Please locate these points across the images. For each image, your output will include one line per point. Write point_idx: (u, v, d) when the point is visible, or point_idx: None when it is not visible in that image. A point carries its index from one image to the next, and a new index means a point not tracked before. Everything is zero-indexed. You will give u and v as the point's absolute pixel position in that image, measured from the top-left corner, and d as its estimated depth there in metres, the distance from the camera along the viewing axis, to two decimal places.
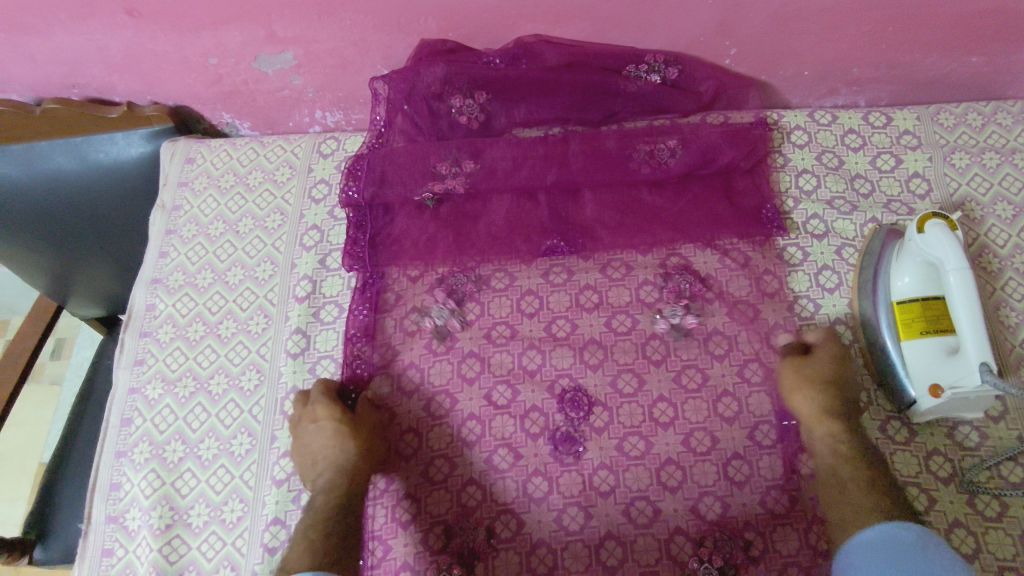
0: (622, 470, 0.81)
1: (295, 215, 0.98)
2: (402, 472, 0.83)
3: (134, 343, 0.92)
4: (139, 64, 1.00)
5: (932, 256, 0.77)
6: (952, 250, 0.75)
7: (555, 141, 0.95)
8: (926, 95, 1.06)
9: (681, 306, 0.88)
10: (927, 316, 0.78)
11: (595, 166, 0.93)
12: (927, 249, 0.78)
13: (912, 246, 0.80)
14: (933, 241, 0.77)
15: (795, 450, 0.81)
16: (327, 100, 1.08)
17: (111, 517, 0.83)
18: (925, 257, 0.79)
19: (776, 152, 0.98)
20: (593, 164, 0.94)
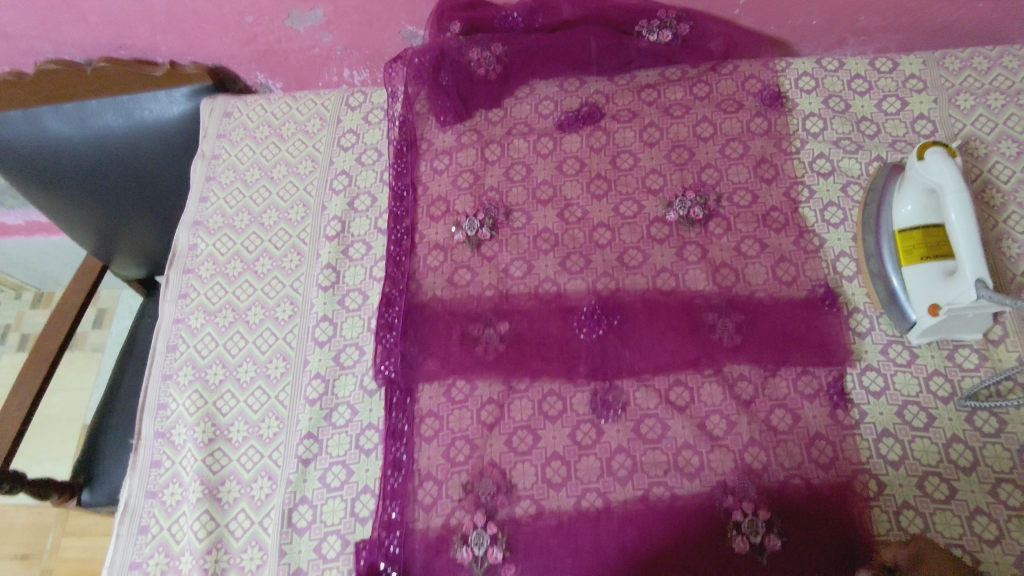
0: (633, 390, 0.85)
1: (325, 162, 1.05)
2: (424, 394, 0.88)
3: (178, 278, 0.99)
4: (181, 24, 1.08)
5: (931, 182, 0.80)
6: (949, 174, 0.78)
7: None
8: (934, 44, 1.08)
9: (761, 515, 0.77)
10: (927, 242, 0.82)
11: None
12: (926, 176, 0.81)
13: (913, 174, 0.83)
14: (933, 168, 0.80)
15: (799, 372, 0.84)
16: (354, 59, 1.15)
17: (159, 433, 0.90)
18: (924, 185, 0.82)
19: (783, 97, 1.01)
20: None
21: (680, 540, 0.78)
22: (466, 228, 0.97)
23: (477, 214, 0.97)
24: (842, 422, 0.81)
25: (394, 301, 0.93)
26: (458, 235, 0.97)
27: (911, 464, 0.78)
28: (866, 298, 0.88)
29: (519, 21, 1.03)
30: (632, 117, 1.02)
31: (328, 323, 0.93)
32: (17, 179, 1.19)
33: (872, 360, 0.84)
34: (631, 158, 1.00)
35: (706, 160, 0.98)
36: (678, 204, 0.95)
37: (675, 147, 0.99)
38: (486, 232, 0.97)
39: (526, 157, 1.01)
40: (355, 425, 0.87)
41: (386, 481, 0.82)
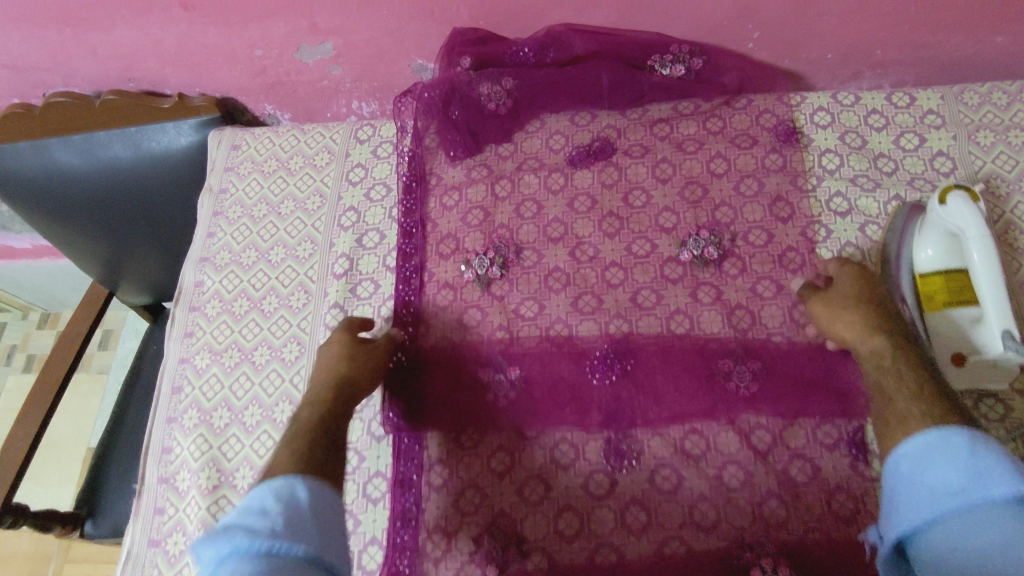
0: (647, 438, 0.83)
1: (333, 197, 1.03)
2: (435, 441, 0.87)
3: (183, 316, 0.98)
4: (190, 57, 1.06)
5: (953, 226, 0.79)
6: (973, 219, 0.78)
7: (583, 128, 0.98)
8: (951, 76, 1.06)
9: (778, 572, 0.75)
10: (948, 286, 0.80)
11: None
12: (947, 219, 0.80)
13: (934, 217, 0.82)
14: (954, 211, 0.79)
15: (818, 420, 0.82)
16: (363, 90, 1.13)
17: (163, 478, 0.88)
18: (946, 228, 0.80)
19: (799, 133, 0.99)
20: None
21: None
22: (476, 267, 0.95)
23: (487, 252, 0.96)
24: (863, 474, 0.79)
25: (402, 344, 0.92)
26: (466, 274, 0.95)
27: None
28: None
29: (530, 57, 1.01)
30: (644, 152, 1.00)
31: None
32: (28, 212, 1.21)
33: None
34: (644, 195, 0.98)
35: (721, 198, 0.96)
36: (692, 243, 0.93)
37: (689, 184, 0.98)
38: (496, 270, 0.95)
39: (537, 193, 1.00)
40: (363, 472, 0.86)
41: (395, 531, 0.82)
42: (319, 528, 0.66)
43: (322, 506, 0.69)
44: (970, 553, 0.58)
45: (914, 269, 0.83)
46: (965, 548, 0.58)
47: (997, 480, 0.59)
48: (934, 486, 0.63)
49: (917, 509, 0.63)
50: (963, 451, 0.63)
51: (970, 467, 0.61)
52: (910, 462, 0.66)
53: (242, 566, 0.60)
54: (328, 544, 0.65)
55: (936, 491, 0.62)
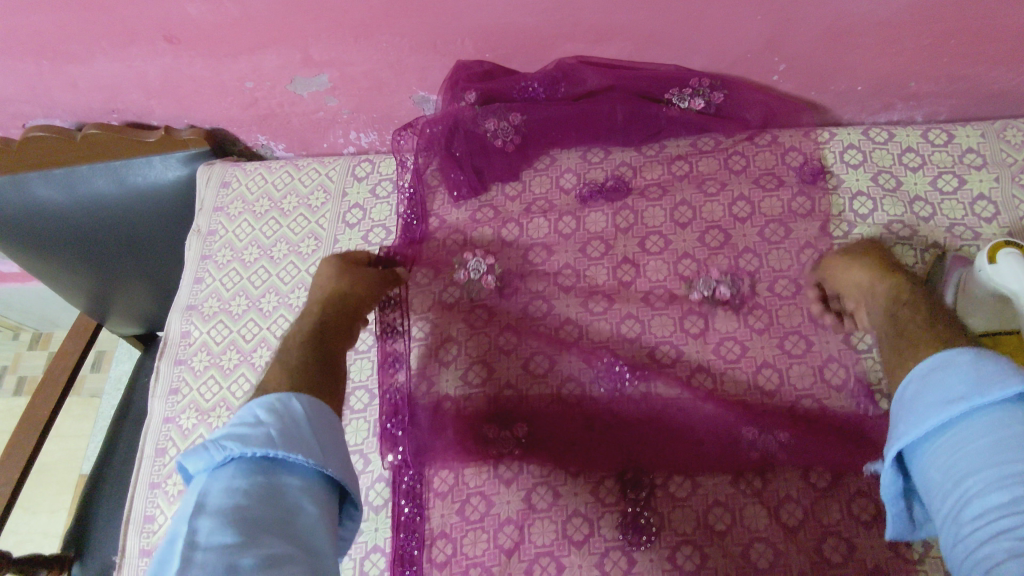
0: (668, 512, 0.77)
1: (329, 240, 0.97)
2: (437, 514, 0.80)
3: (169, 370, 0.92)
4: (177, 89, 1.00)
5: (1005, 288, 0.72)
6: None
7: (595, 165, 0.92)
8: (989, 110, 1.00)
9: None
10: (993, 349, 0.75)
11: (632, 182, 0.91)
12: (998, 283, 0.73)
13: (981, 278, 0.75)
14: (1006, 272, 0.72)
15: (854, 495, 0.76)
16: (361, 122, 1.07)
17: (145, 551, 0.82)
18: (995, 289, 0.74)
19: (827, 173, 0.93)
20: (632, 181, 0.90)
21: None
22: (470, 268, 0.92)
23: (484, 257, 0.92)
24: (904, 557, 0.73)
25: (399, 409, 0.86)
26: (459, 275, 0.92)
27: None
28: None
29: (540, 91, 0.94)
30: (662, 193, 0.94)
31: None
32: (10, 245, 1.16)
33: None
34: (661, 240, 0.91)
35: (745, 244, 0.90)
36: (703, 281, 0.88)
37: (709, 228, 0.91)
38: (490, 277, 0.91)
39: (546, 237, 0.93)
40: (360, 547, 0.82)
41: None
42: (319, 440, 0.61)
43: (318, 419, 0.64)
44: (971, 464, 0.55)
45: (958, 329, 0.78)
46: (968, 457, 0.56)
47: (1000, 382, 0.56)
48: (935, 394, 0.60)
49: (913, 420, 0.60)
50: (964, 365, 0.60)
51: (972, 377, 0.58)
52: (916, 379, 0.63)
53: (240, 479, 0.55)
54: (331, 457, 0.61)
55: (936, 400, 0.59)
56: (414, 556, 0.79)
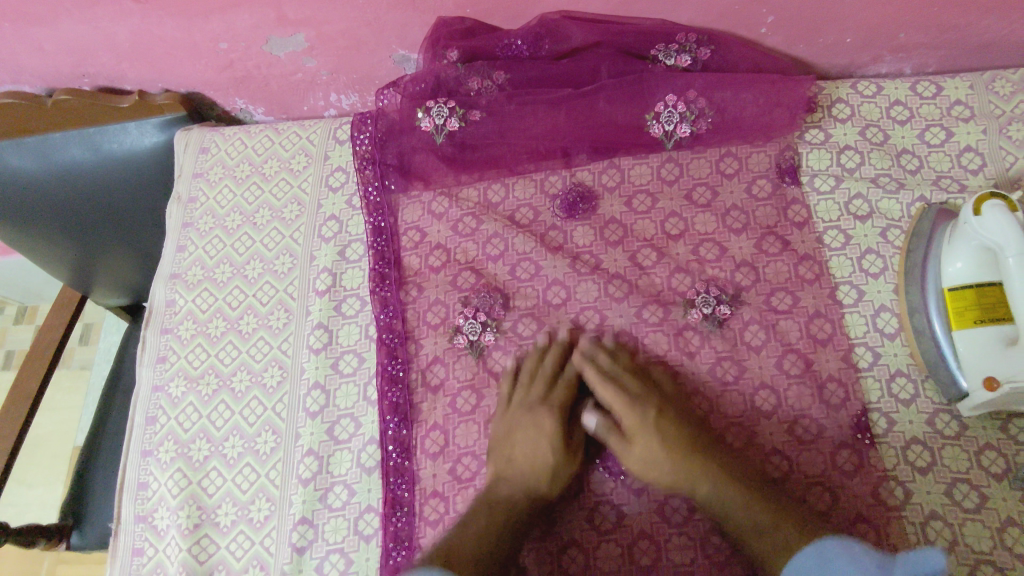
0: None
1: (312, 204, 0.96)
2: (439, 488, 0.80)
3: (155, 339, 0.91)
4: (148, 52, 0.97)
5: (990, 240, 0.72)
6: (1010, 239, 0.70)
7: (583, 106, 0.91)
8: (978, 60, 0.98)
9: None
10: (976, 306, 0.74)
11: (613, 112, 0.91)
12: (983, 235, 0.72)
13: (967, 229, 0.74)
14: (990, 224, 0.72)
15: (837, 445, 0.77)
16: (341, 83, 1.04)
17: (141, 516, 0.83)
18: (980, 242, 0.73)
19: (813, 128, 0.92)
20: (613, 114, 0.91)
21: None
22: (434, 115, 0.91)
23: (447, 101, 0.91)
24: (886, 503, 0.74)
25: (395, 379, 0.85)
26: (424, 123, 0.92)
27: (962, 551, 0.72)
28: (909, 359, 0.80)
29: (524, 49, 0.93)
30: (649, 151, 0.93)
31: (320, 391, 0.85)
32: None
33: (917, 431, 0.77)
34: (648, 198, 0.91)
35: (732, 201, 0.89)
36: (665, 115, 0.91)
37: (696, 186, 0.91)
38: (455, 122, 0.92)
39: (532, 198, 0.93)
40: (354, 507, 0.80)
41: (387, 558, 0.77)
42: None
43: None
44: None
45: (946, 284, 0.77)
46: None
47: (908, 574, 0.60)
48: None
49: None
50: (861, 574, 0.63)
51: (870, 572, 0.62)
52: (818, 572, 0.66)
53: None
54: None
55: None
56: (404, 508, 0.79)
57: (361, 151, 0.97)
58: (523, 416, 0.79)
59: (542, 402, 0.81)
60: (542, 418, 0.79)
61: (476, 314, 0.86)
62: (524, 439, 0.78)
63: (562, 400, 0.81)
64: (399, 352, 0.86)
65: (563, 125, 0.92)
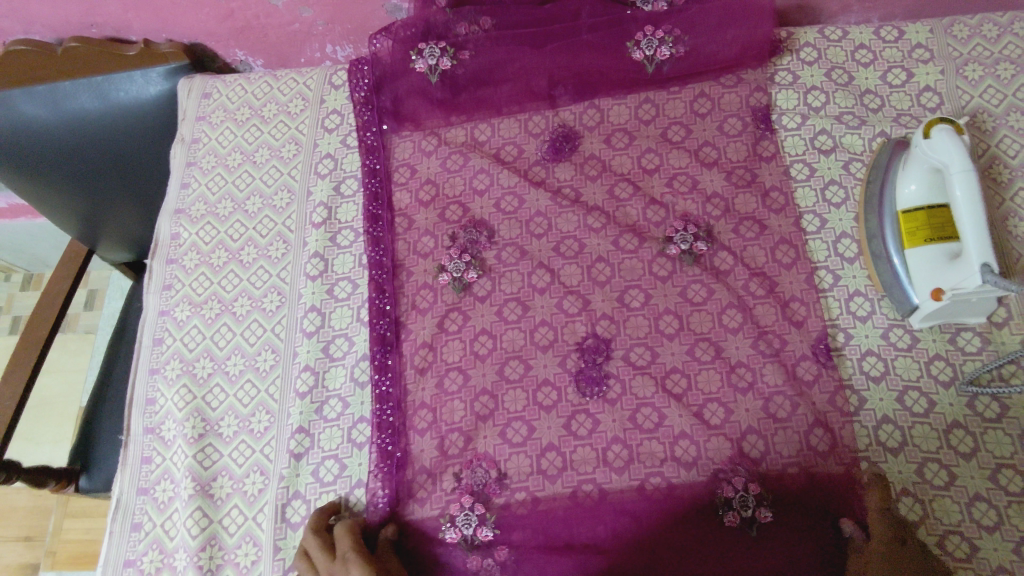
0: (630, 381, 0.83)
1: (309, 144, 1.02)
2: (400, 486, 0.81)
3: (161, 269, 0.98)
4: (153, 1, 1.03)
5: (937, 160, 0.77)
6: (955, 157, 0.75)
7: (566, 49, 0.97)
8: (940, 11, 1.04)
9: (752, 485, 0.77)
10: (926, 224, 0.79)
11: (592, 55, 0.97)
12: (932, 155, 0.77)
13: (919, 152, 0.79)
14: (939, 145, 0.76)
15: (798, 358, 0.82)
16: (337, 33, 1.10)
17: (149, 428, 0.89)
18: (930, 163, 0.78)
19: (782, 70, 0.98)
20: (593, 56, 0.97)
21: (667, 520, 0.77)
22: (426, 56, 0.97)
23: (438, 42, 0.97)
24: (842, 409, 0.79)
25: (383, 305, 0.90)
26: (418, 64, 0.98)
27: (910, 451, 0.77)
28: (867, 280, 0.86)
29: None
30: (627, 93, 0.98)
31: (316, 313, 0.91)
32: (6, 171, 1.15)
33: (872, 345, 0.82)
34: (626, 136, 0.96)
35: (705, 138, 0.95)
36: (645, 42, 0.96)
37: (671, 124, 0.96)
38: (446, 61, 0.97)
39: (516, 137, 0.98)
40: (347, 418, 0.85)
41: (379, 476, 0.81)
42: None
43: None
44: None
45: (900, 206, 0.82)
46: None
47: None
48: None
49: None
50: None
51: None
52: None
53: None
54: None
55: None
56: (390, 431, 0.84)
57: (359, 97, 1.02)
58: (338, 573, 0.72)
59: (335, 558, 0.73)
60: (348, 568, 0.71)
61: (462, 255, 0.91)
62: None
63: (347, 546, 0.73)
64: (387, 286, 0.91)
65: (546, 65, 0.98)
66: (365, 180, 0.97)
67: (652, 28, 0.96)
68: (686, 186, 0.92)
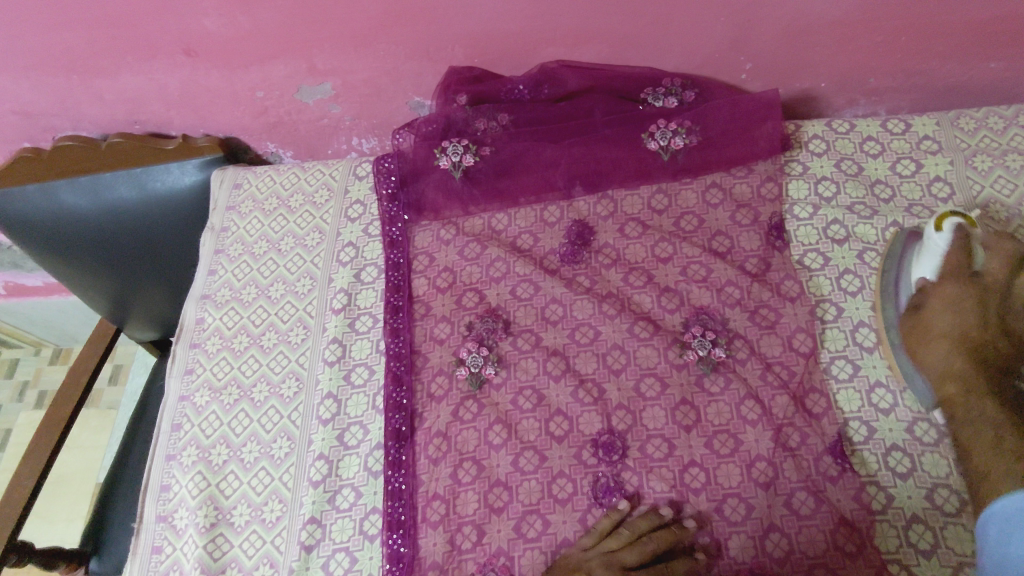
0: (647, 473, 0.81)
1: (333, 233, 1.06)
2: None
3: (185, 353, 1.00)
4: (194, 100, 1.10)
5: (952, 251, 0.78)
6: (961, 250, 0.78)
7: (581, 143, 1.02)
8: (945, 103, 1.07)
9: None
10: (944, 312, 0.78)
11: (605, 147, 1.01)
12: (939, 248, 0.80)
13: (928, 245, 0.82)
14: None
15: (820, 453, 0.80)
16: (362, 128, 1.16)
17: (161, 516, 0.89)
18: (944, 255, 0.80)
19: (793, 161, 1.00)
20: (607, 149, 1.01)
21: None
22: (450, 154, 1.02)
23: (460, 140, 1.03)
24: (867, 507, 0.76)
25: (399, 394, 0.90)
26: (442, 160, 1.02)
27: (944, 555, 0.73)
28: (887, 370, 0.84)
29: (526, 93, 1.04)
30: (640, 182, 1.01)
31: (333, 400, 0.91)
32: (49, 257, 1.23)
33: (896, 439, 0.80)
34: (639, 226, 0.98)
35: (718, 227, 0.96)
36: (659, 133, 1.00)
37: (684, 214, 0.98)
38: (469, 158, 1.02)
39: (533, 226, 1.01)
40: (360, 509, 0.84)
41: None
42: None
43: None
44: None
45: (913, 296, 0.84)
46: None
47: None
48: None
49: None
50: None
51: None
52: None
53: None
54: None
55: None
56: (402, 529, 0.82)
57: (384, 193, 1.06)
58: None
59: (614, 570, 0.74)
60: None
61: (479, 348, 0.91)
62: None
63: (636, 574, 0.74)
64: (404, 379, 0.91)
65: (563, 159, 1.02)
66: (386, 267, 1.01)
67: (665, 121, 1.00)
68: (700, 273, 0.93)
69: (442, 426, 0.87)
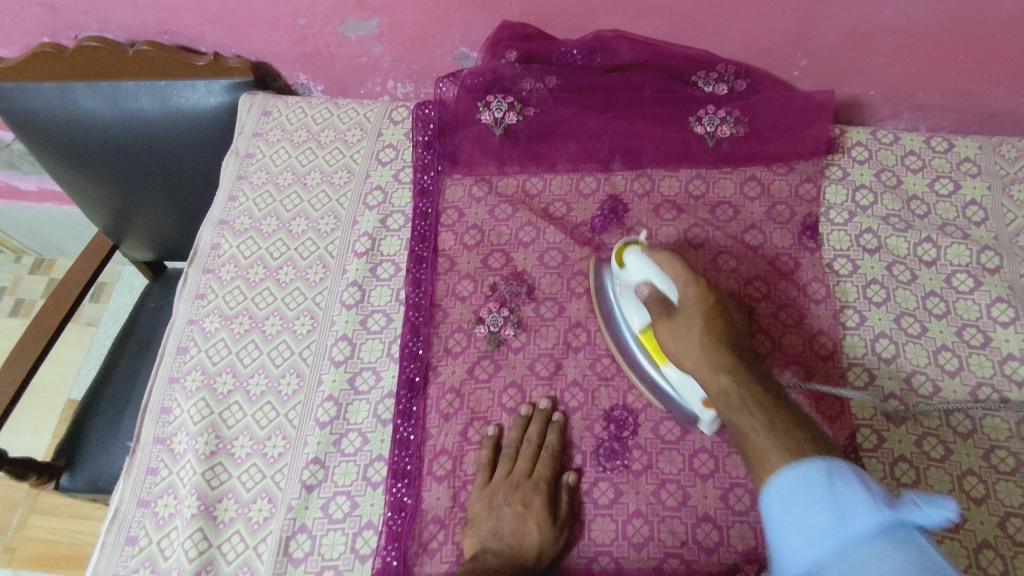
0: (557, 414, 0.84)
1: (361, 174, 1.03)
2: (413, 530, 0.79)
3: (197, 277, 0.97)
4: (232, 18, 1.05)
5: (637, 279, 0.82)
6: (654, 273, 0.81)
7: (625, 116, 1.00)
8: (986, 128, 1.08)
9: None
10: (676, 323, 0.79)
11: (649, 124, 0.99)
12: (631, 276, 0.83)
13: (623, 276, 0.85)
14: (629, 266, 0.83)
15: None
16: (401, 71, 1.12)
17: (159, 439, 0.87)
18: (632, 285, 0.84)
19: (834, 165, 1.00)
20: (651, 126, 0.99)
21: None
22: (494, 109, 0.99)
23: (506, 97, 0.99)
24: None
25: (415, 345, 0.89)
26: (485, 115, 0.99)
27: None
28: (903, 383, 0.85)
29: (578, 59, 1.02)
30: (679, 165, 1.00)
31: (347, 342, 0.90)
32: (55, 160, 1.18)
33: (905, 451, 0.81)
34: (674, 208, 0.97)
35: (751, 221, 0.96)
36: (707, 119, 0.98)
37: (719, 203, 0.98)
38: (512, 116, 0.99)
39: (566, 195, 0.99)
40: (365, 454, 0.83)
41: (389, 524, 0.79)
42: None
43: None
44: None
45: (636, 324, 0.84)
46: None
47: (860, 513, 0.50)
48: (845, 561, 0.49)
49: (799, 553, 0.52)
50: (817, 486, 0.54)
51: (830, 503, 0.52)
52: None
53: None
54: None
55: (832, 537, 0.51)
56: (406, 479, 0.81)
57: (418, 140, 1.03)
58: (506, 495, 0.79)
59: (525, 480, 0.80)
60: (530, 501, 0.78)
61: (500, 309, 0.90)
62: (507, 520, 0.77)
63: (547, 477, 0.79)
64: (422, 331, 0.90)
65: (605, 131, 1.00)
66: (413, 217, 0.99)
67: (714, 108, 0.99)
68: (729, 264, 0.93)
69: (456, 381, 0.86)
